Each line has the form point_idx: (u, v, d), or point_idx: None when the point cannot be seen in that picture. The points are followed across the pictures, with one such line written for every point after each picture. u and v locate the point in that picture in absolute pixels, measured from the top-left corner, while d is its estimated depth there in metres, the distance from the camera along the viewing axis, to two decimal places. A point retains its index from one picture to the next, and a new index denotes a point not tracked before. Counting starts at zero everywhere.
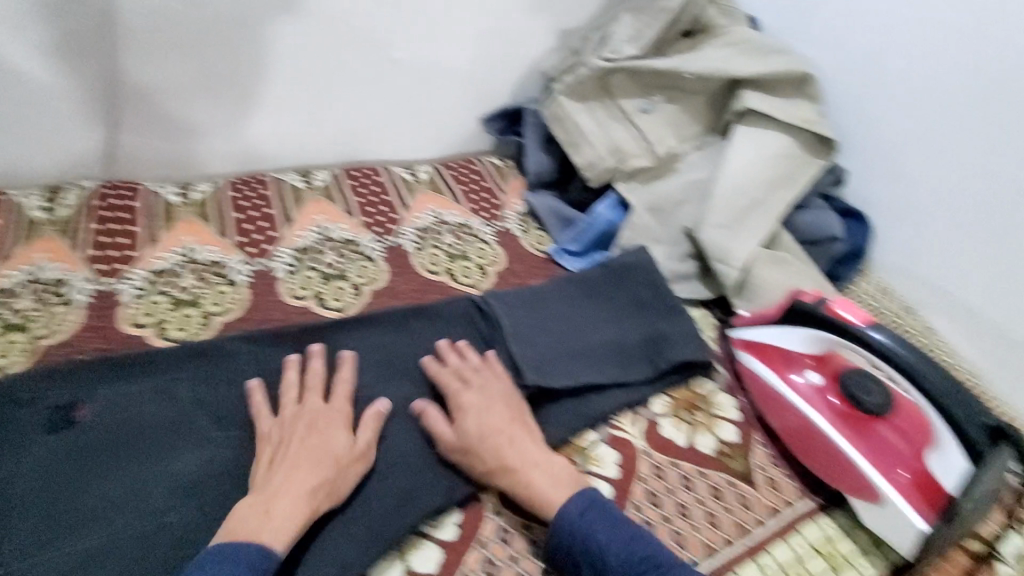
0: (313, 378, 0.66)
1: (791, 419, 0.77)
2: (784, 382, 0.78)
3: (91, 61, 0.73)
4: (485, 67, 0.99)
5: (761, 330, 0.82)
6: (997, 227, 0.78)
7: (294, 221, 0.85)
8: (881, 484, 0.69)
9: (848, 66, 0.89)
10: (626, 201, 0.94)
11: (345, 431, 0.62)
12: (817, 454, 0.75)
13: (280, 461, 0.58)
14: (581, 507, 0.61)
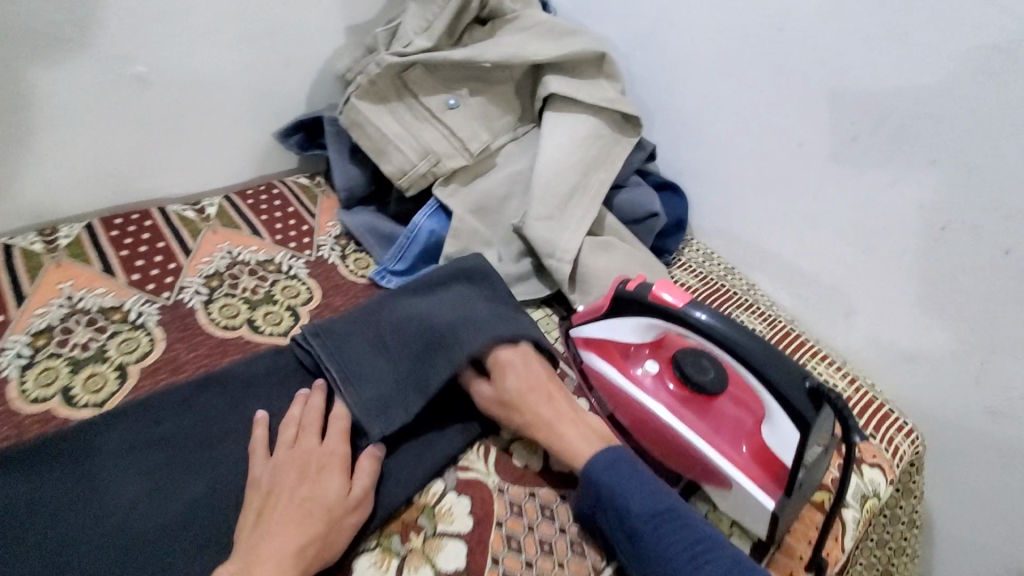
0: (311, 415, 0.55)
1: (632, 410, 0.60)
2: (619, 371, 0.61)
3: None
4: (264, 74, 0.86)
5: (595, 327, 0.63)
6: (807, 184, 0.74)
7: (29, 298, 0.65)
8: (724, 468, 0.53)
9: (641, 42, 0.85)
10: (446, 205, 0.79)
11: (340, 474, 0.51)
12: (661, 442, 0.58)
13: (271, 516, 0.48)
14: (610, 460, 0.54)
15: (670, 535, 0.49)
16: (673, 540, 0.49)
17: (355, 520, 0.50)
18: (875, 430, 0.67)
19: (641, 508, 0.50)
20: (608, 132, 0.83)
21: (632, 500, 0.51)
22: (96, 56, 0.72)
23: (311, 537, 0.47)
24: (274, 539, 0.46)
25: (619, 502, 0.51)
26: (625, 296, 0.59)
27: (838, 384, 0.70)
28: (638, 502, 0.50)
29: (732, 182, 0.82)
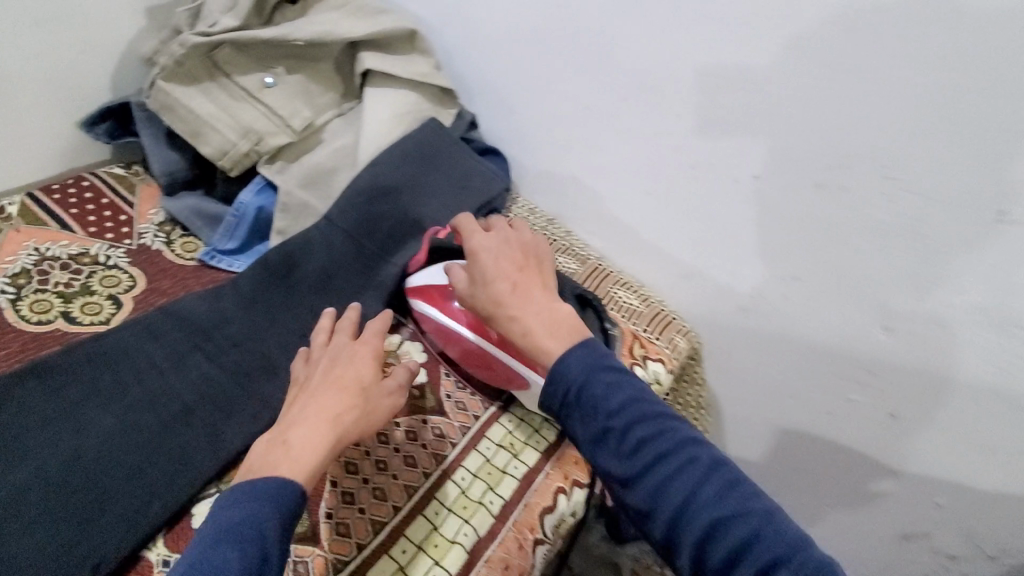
0: (343, 323, 0.61)
1: (456, 343, 0.68)
2: (442, 310, 0.68)
3: None
4: (53, 60, 0.80)
5: (422, 278, 0.71)
6: (594, 140, 0.87)
7: None
8: (526, 374, 0.63)
9: (448, 18, 0.92)
10: (272, 183, 0.81)
11: (373, 360, 0.57)
12: (482, 365, 0.67)
13: (308, 395, 0.54)
14: (591, 363, 0.53)
15: (653, 436, 0.49)
16: (684, 473, 0.48)
17: (386, 401, 0.57)
18: (661, 334, 0.83)
19: (626, 416, 0.50)
20: (427, 103, 0.90)
21: (606, 399, 0.51)
22: None
23: (347, 413, 0.53)
24: (314, 413, 0.52)
25: (592, 403, 0.51)
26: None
27: (634, 303, 0.86)
28: (620, 395, 0.51)
29: (540, 142, 0.93)
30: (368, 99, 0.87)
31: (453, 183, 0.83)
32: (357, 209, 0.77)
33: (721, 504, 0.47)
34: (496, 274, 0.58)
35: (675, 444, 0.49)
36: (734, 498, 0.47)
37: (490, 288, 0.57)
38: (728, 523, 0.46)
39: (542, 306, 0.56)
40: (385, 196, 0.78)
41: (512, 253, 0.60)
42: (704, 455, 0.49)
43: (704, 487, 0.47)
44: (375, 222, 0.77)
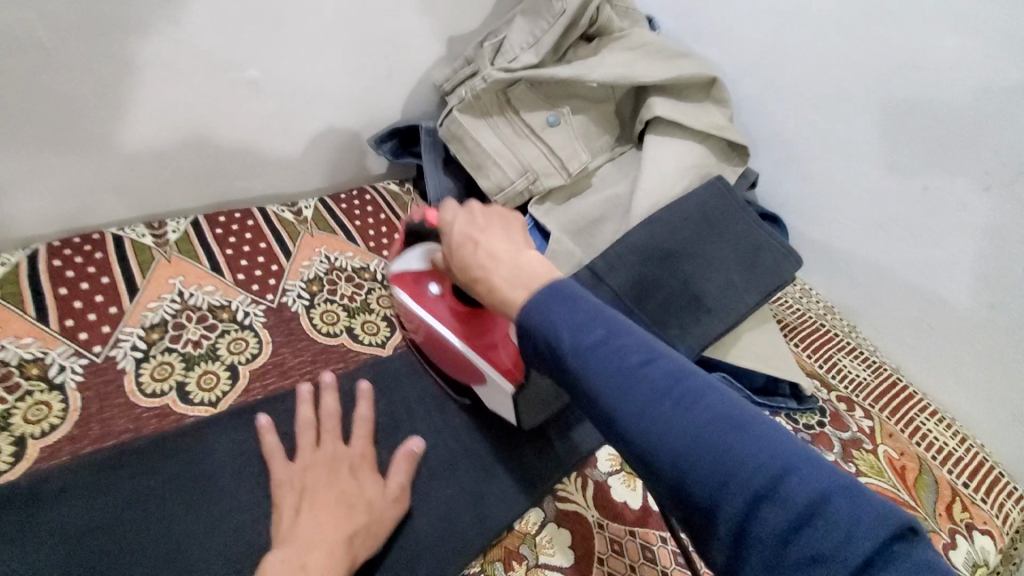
0: (329, 420, 0.57)
1: (422, 334, 0.64)
2: (416, 304, 0.63)
3: (31, 134, 0.65)
4: (364, 80, 0.86)
5: (400, 266, 0.65)
6: (924, 226, 0.70)
7: (144, 290, 0.66)
8: (494, 380, 0.57)
9: (749, 67, 0.82)
10: (541, 225, 0.79)
11: (373, 475, 0.54)
12: (450, 362, 0.62)
13: (311, 508, 0.50)
14: (570, 307, 0.43)
15: (631, 380, 0.39)
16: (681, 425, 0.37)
17: (394, 514, 0.52)
18: (987, 494, 0.65)
19: (598, 357, 0.40)
20: (712, 159, 0.81)
21: (615, 376, 0.39)
22: (213, 60, 0.72)
23: (359, 525, 0.49)
24: (329, 535, 0.47)
25: (562, 348, 0.42)
26: (412, 227, 0.66)
27: (949, 444, 0.68)
28: (605, 339, 0.41)
29: (837, 219, 0.79)
30: (648, 149, 0.79)
31: (740, 263, 0.72)
32: (631, 270, 0.70)
33: (739, 460, 0.35)
34: (479, 234, 0.54)
35: (657, 389, 0.38)
36: (732, 443, 0.36)
37: (478, 246, 0.53)
38: (737, 489, 0.34)
39: (514, 254, 0.51)
40: (662, 261, 0.71)
41: (476, 214, 0.57)
42: (675, 401, 0.37)
43: (703, 439, 0.36)
44: (648, 290, 0.70)
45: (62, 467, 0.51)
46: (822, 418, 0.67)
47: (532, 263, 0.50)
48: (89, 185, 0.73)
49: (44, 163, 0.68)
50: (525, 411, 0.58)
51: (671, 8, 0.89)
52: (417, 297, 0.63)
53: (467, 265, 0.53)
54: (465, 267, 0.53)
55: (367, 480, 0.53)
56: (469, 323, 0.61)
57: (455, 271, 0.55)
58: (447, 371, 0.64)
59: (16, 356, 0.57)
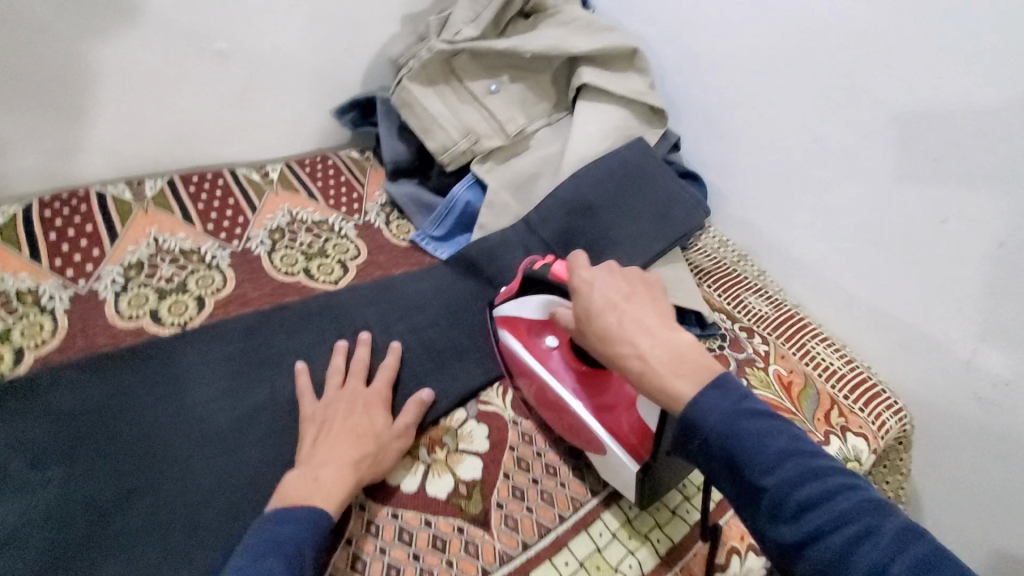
0: (356, 366, 0.64)
1: (532, 388, 0.64)
2: (527, 352, 0.64)
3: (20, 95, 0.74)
4: (325, 54, 0.94)
5: (511, 307, 0.66)
6: (817, 175, 0.80)
7: (123, 236, 0.75)
8: (614, 450, 0.56)
9: (670, 39, 0.91)
10: (481, 179, 0.87)
11: (384, 412, 0.61)
12: (567, 427, 0.61)
13: (327, 436, 0.57)
14: (717, 398, 0.46)
15: (783, 466, 0.43)
16: (842, 500, 0.41)
17: (400, 449, 0.59)
18: (865, 405, 0.72)
19: (758, 455, 0.43)
20: (636, 121, 0.89)
21: (747, 439, 0.44)
22: (183, 32, 0.81)
23: (367, 452, 0.56)
24: (340, 457, 0.55)
25: (740, 451, 0.44)
26: (532, 276, 0.65)
27: (834, 362, 0.76)
28: (768, 444, 0.44)
29: (748, 176, 0.88)
30: (579, 114, 0.88)
31: (654, 212, 0.80)
32: (559, 221, 0.79)
33: (888, 553, 0.39)
34: (625, 304, 0.52)
35: (795, 483, 0.42)
36: (865, 539, 0.40)
37: (626, 317, 0.51)
38: (828, 528, 0.40)
39: (666, 332, 0.50)
40: (584, 209, 0.79)
41: (625, 284, 0.54)
42: (820, 490, 0.41)
43: (817, 495, 0.41)
44: (573, 237, 0.79)
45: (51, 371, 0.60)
46: (722, 342, 0.76)
47: (690, 349, 0.49)
48: (73, 145, 0.81)
49: (32, 123, 0.77)
50: (647, 488, 0.57)
51: None
52: (530, 346, 0.65)
53: (608, 336, 0.51)
54: (609, 349, 0.51)
55: (380, 416, 0.60)
56: (591, 383, 0.61)
57: (587, 341, 0.54)
58: (559, 427, 0.63)
59: (13, 285, 0.67)
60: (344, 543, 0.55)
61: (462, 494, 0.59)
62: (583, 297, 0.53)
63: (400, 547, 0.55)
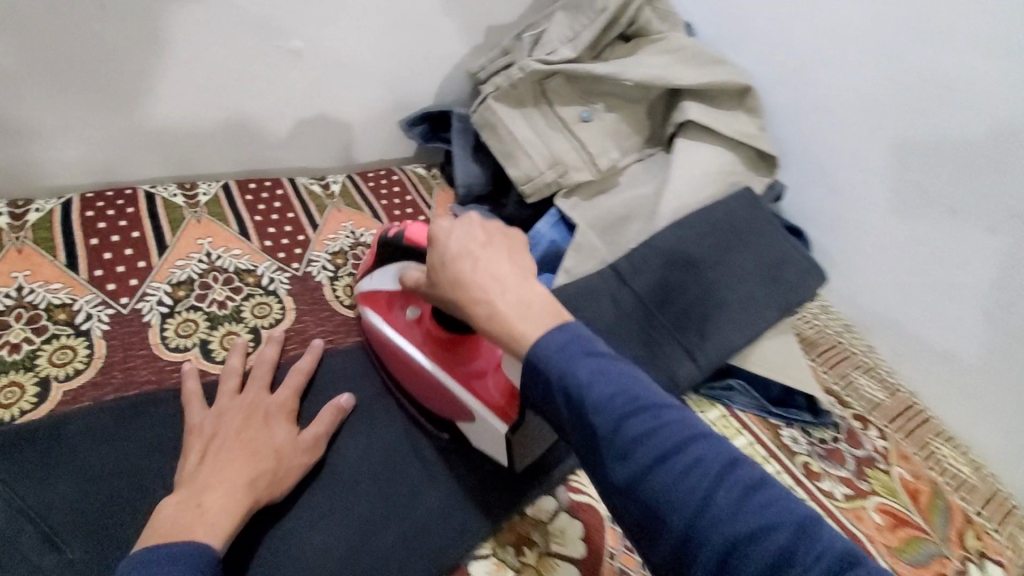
0: (260, 367, 0.58)
1: (394, 359, 0.61)
2: (386, 321, 0.62)
3: (62, 84, 0.66)
4: (404, 61, 0.86)
5: (371, 282, 0.64)
6: (953, 251, 0.70)
7: (171, 247, 0.67)
8: (457, 390, 0.56)
9: (785, 79, 0.82)
10: (569, 218, 0.79)
11: (286, 424, 0.54)
12: (433, 398, 0.58)
13: (215, 454, 0.49)
14: (565, 342, 0.42)
15: (631, 421, 0.38)
16: (703, 473, 0.36)
17: (303, 460, 0.53)
18: (999, 524, 0.64)
19: (591, 373, 0.40)
20: (742, 167, 0.81)
21: (597, 392, 0.39)
22: (251, 25, 0.72)
23: (264, 471, 0.49)
24: (227, 483, 0.47)
25: (583, 395, 0.39)
26: (388, 242, 0.61)
27: (961, 470, 0.67)
28: (617, 391, 0.39)
29: (864, 240, 0.79)
30: (680, 155, 0.78)
31: (764, 274, 0.71)
32: (654, 272, 0.70)
33: (676, 455, 0.37)
34: (480, 249, 0.47)
35: (649, 437, 0.37)
36: (721, 496, 0.35)
37: (483, 263, 0.47)
38: (700, 498, 0.35)
39: (528, 280, 0.46)
40: (686, 265, 0.70)
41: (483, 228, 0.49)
42: (608, 395, 0.39)
43: (700, 476, 0.36)
44: (670, 295, 0.70)
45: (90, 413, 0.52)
46: (836, 433, 0.67)
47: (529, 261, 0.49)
48: (116, 139, 0.73)
49: (75, 115, 0.69)
50: (518, 454, 0.55)
51: (711, 15, 0.90)
52: (389, 318, 0.62)
53: (468, 291, 0.46)
54: (466, 292, 0.46)
55: (279, 428, 0.53)
56: (454, 351, 0.59)
57: (445, 293, 0.49)
58: (425, 403, 0.60)
59: (46, 299, 0.58)
60: None
61: None
62: (440, 244, 0.48)
63: None
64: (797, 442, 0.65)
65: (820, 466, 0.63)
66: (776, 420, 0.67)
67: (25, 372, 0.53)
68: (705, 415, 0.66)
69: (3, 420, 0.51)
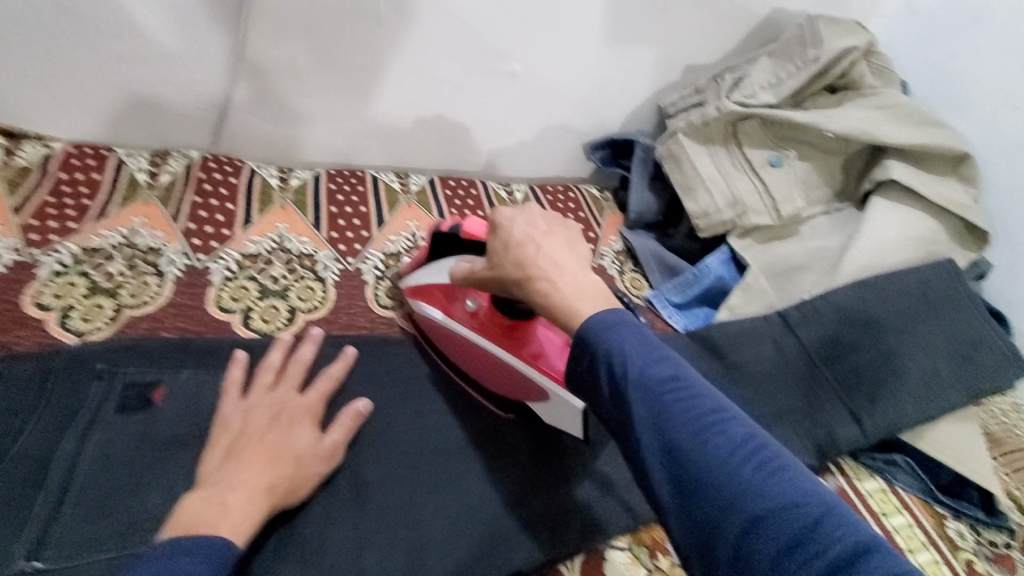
0: (295, 367, 0.57)
1: (457, 348, 0.63)
2: (444, 316, 0.64)
3: (335, 82, 0.81)
4: (601, 89, 0.92)
5: (424, 273, 0.65)
6: None
7: (387, 225, 0.80)
8: (521, 368, 0.58)
9: (1012, 150, 0.76)
10: (740, 259, 0.80)
11: (310, 427, 0.53)
12: (503, 382, 0.60)
13: (239, 453, 0.48)
14: (614, 322, 0.42)
15: (670, 399, 0.37)
16: (729, 453, 0.34)
17: (317, 470, 0.51)
18: None
19: (638, 348, 0.40)
20: (945, 237, 0.75)
21: (635, 354, 0.39)
22: (487, 49, 0.83)
23: (283, 476, 0.48)
24: (249, 483, 0.46)
25: (622, 359, 0.39)
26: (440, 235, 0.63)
27: None
28: (660, 365, 0.39)
29: None
30: (874, 213, 0.76)
31: (956, 352, 0.66)
32: (825, 327, 0.69)
33: (744, 469, 0.34)
34: (541, 236, 0.48)
35: (686, 417, 0.36)
36: (760, 487, 0.33)
37: (545, 248, 0.47)
38: (735, 482, 0.33)
39: (582, 267, 0.46)
40: (865, 327, 0.67)
41: (543, 217, 0.50)
42: (648, 359, 0.39)
43: (743, 469, 0.34)
44: (842, 352, 0.67)
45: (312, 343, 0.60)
46: (1010, 539, 0.60)
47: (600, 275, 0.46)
48: (355, 128, 0.87)
49: (335, 107, 0.83)
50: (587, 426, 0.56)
51: (931, 77, 0.87)
52: (444, 311, 0.64)
53: None
54: (519, 269, 0.47)
55: (301, 433, 0.52)
56: (513, 335, 0.60)
57: (502, 272, 0.50)
58: (488, 382, 0.62)
59: (297, 248, 0.73)
60: None
61: None
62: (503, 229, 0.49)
63: None
64: (963, 536, 0.60)
65: (985, 567, 0.57)
66: (943, 509, 0.61)
67: (281, 300, 0.67)
68: (862, 484, 0.62)
69: (264, 331, 0.63)
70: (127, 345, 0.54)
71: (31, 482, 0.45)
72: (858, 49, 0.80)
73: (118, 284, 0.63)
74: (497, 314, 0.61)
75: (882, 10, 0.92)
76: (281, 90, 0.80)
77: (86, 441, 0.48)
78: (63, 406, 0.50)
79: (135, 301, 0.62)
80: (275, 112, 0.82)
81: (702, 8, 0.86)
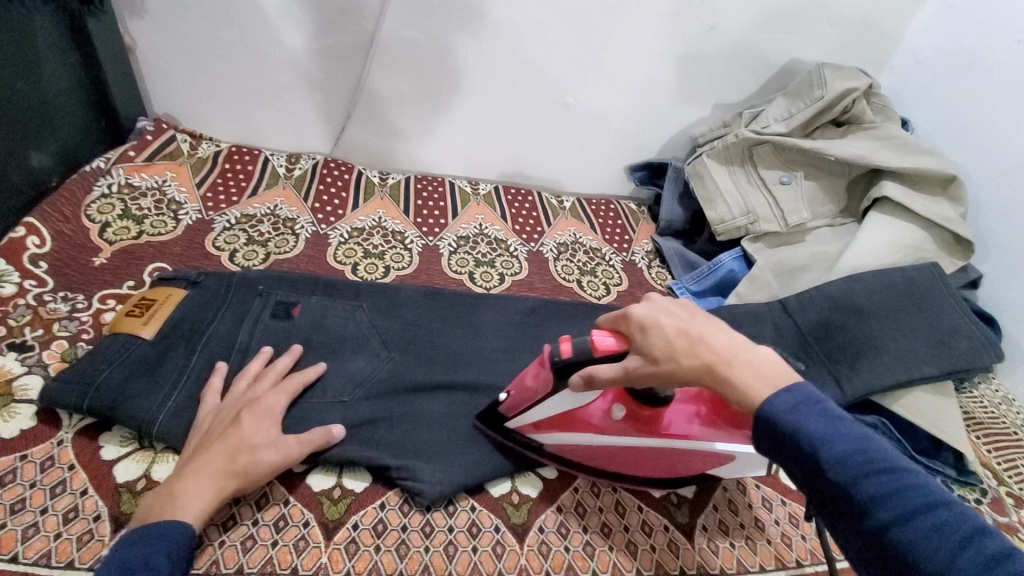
0: (270, 371, 0.62)
1: (604, 453, 0.60)
2: (588, 432, 0.59)
3: (427, 107, 1.03)
4: (641, 120, 1.10)
5: (538, 409, 0.59)
6: None
7: (461, 215, 1.00)
8: (676, 445, 0.57)
9: (997, 177, 0.89)
10: (751, 256, 0.94)
11: (271, 420, 0.57)
12: (651, 464, 0.59)
13: (196, 452, 0.54)
14: (799, 402, 0.42)
15: (864, 470, 0.38)
16: (914, 510, 0.37)
17: (271, 458, 0.54)
18: None
19: (819, 424, 0.41)
20: (934, 247, 0.88)
21: (818, 432, 0.40)
22: (548, 86, 1.04)
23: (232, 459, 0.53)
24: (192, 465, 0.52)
25: (803, 439, 0.40)
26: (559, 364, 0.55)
27: None
28: (847, 442, 0.40)
29: None
30: (869, 224, 0.89)
31: (932, 337, 0.77)
32: (820, 312, 0.81)
33: (947, 530, 0.36)
34: (688, 322, 0.49)
35: (876, 484, 0.38)
36: (955, 549, 0.35)
37: (698, 330, 0.48)
38: (927, 540, 0.36)
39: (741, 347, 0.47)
40: (852, 313, 0.80)
41: (681, 308, 0.51)
42: (834, 432, 0.40)
43: (936, 528, 0.36)
44: (832, 331, 0.79)
45: (401, 286, 0.78)
46: (981, 496, 0.71)
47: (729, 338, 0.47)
48: (440, 144, 1.09)
49: (425, 126, 1.06)
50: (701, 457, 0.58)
51: (931, 115, 1.01)
52: (585, 425, 0.59)
53: None
54: (698, 361, 0.47)
55: (263, 420, 0.56)
56: (656, 422, 0.57)
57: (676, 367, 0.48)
58: (648, 475, 0.61)
59: (392, 227, 0.94)
60: (572, 489, 0.62)
61: (672, 500, 0.62)
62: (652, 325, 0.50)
63: (613, 513, 0.60)
64: None
65: None
66: (916, 465, 0.73)
67: (380, 261, 0.88)
68: None
69: (366, 280, 0.84)
70: (273, 273, 0.75)
71: (211, 350, 0.65)
72: (860, 89, 0.95)
73: (267, 239, 0.86)
74: (635, 406, 0.57)
75: (890, 62, 1.08)
76: (386, 112, 1.03)
77: (252, 332, 0.68)
78: (232, 308, 0.69)
79: (279, 251, 0.85)
80: (380, 128, 1.05)
81: (729, 57, 1.04)
